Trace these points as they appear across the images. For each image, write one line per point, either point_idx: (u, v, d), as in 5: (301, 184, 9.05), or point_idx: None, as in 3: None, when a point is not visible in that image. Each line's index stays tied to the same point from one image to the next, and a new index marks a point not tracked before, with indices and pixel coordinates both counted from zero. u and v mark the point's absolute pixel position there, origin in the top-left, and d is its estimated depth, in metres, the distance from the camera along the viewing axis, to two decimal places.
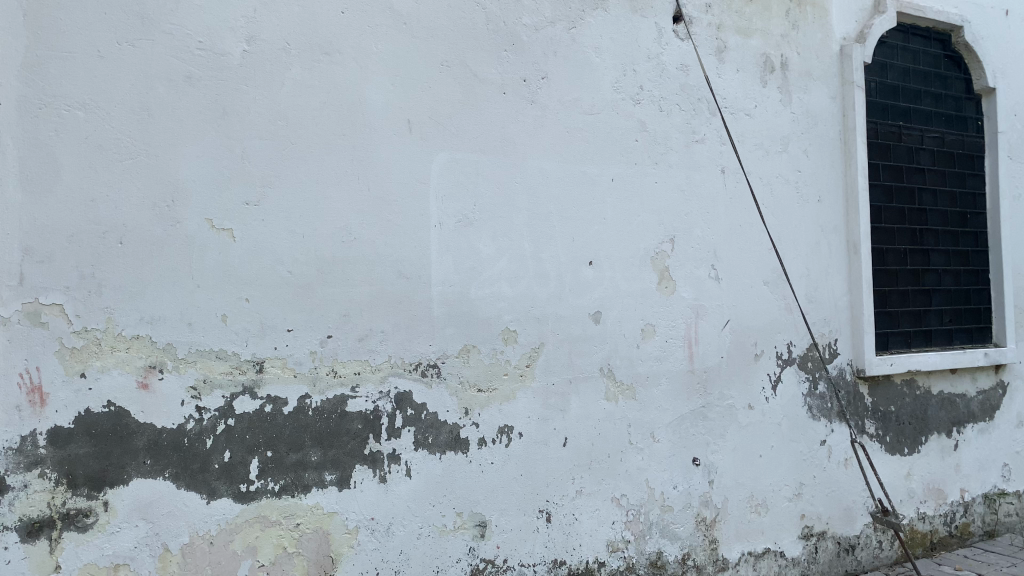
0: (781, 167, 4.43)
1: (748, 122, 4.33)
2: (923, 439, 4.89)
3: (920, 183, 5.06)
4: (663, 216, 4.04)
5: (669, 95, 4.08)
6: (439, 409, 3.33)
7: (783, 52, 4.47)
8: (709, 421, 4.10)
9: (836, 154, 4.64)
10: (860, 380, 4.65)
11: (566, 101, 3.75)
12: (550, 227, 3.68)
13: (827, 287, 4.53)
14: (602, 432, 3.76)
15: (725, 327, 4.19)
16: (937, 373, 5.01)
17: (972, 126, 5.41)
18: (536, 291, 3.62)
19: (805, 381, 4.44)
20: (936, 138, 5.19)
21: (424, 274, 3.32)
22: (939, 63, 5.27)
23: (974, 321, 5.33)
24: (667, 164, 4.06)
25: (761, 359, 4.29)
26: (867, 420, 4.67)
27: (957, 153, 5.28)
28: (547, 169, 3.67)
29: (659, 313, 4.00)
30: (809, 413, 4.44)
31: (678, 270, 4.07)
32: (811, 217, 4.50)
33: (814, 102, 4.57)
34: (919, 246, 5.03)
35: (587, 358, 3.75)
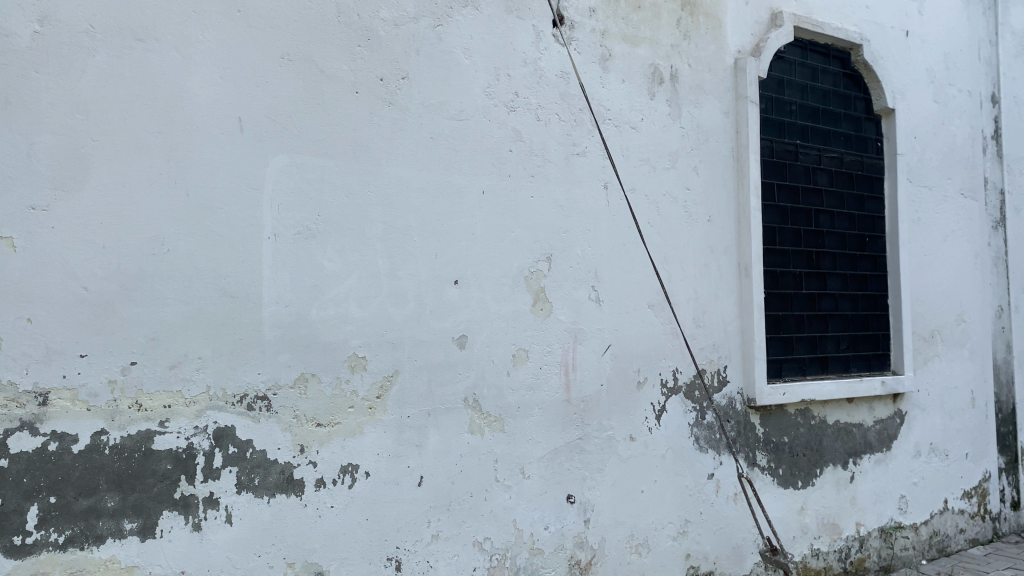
0: (668, 184, 4.22)
1: (633, 135, 4.09)
2: (817, 472, 4.69)
3: (817, 205, 4.89)
4: (539, 233, 3.72)
5: (549, 102, 3.79)
6: (268, 446, 2.96)
7: (673, 63, 4.26)
8: (586, 455, 3.80)
9: (726, 173, 4.45)
10: (751, 410, 4.44)
11: (430, 104, 3.42)
12: (410, 241, 3.32)
13: (715, 310, 4.33)
14: (464, 468, 3.41)
15: (606, 352, 3.91)
16: (833, 402, 4.82)
17: (872, 147, 5.28)
18: (391, 312, 3.25)
19: (691, 411, 4.20)
20: (835, 158, 5.04)
21: (253, 292, 2.95)
22: (839, 82, 5.14)
23: (872, 348, 5.17)
24: (544, 177, 3.76)
25: (644, 388, 4.03)
26: (758, 452, 4.44)
27: (856, 175, 5.15)
28: (407, 177, 3.32)
29: (533, 337, 3.67)
30: (695, 444, 4.20)
31: (555, 291, 3.75)
32: (699, 237, 4.31)
33: (705, 117, 4.38)
34: (815, 270, 4.86)
35: (448, 388, 3.39)
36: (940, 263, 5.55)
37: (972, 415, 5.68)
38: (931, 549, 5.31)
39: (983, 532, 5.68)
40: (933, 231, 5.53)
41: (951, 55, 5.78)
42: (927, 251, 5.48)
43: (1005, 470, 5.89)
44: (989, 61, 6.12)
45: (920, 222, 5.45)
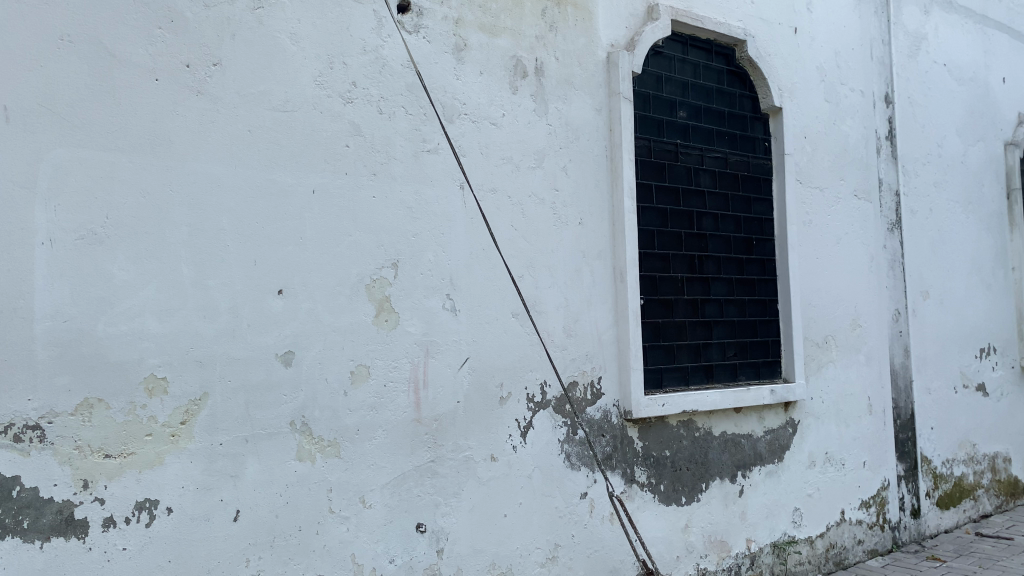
0: (534, 184, 3.92)
1: (494, 132, 3.79)
2: (702, 487, 4.48)
3: (699, 207, 4.73)
4: (383, 237, 3.38)
5: (393, 95, 3.47)
6: (41, 483, 2.59)
7: (538, 55, 3.98)
8: (439, 479, 3.48)
9: (599, 173, 4.21)
10: (629, 423, 4.19)
11: (247, 93, 3.09)
12: (222, 247, 2.98)
13: (588, 318, 4.09)
14: (290, 500, 3.08)
15: (463, 367, 3.58)
16: (719, 413, 4.62)
17: (759, 148, 5.11)
18: (198, 327, 2.91)
19: (562, 426, 3.92)
20: (718, 159, 4.87)
21: (21, 306, 2.59)
22: (723, 79, 4.95)
23: (762, 355, 4.99)
24: (389, 176, 3.42)
25: (508, 403, 3.72)
26: (637, 467, 4.20)
27: (741, 176, 4.98)
28: (218, 174, 3.00)
29: (376, 352, 3.33)
30: (567, 462, 3.92)
31: (402, 300, 3.42)
32: (570, 241, 4.04)
33: (575, 114, 4.11)
34: (697, 275, 4.70)
35: (271, 410, 3.06)
36: (833, 266, 5.39)
37: (869, 422, 5.53)
38: (827, 562, 5.12)
39: (882, 543, 5.53)
40: (825, 234, 5.37)
41: (842, 54, 5.65)
42: (819, 254, 5.32)
43: (904, 477, 5.75)
44: (883, 61, 6.01)
45: (811, 225, 5.29)
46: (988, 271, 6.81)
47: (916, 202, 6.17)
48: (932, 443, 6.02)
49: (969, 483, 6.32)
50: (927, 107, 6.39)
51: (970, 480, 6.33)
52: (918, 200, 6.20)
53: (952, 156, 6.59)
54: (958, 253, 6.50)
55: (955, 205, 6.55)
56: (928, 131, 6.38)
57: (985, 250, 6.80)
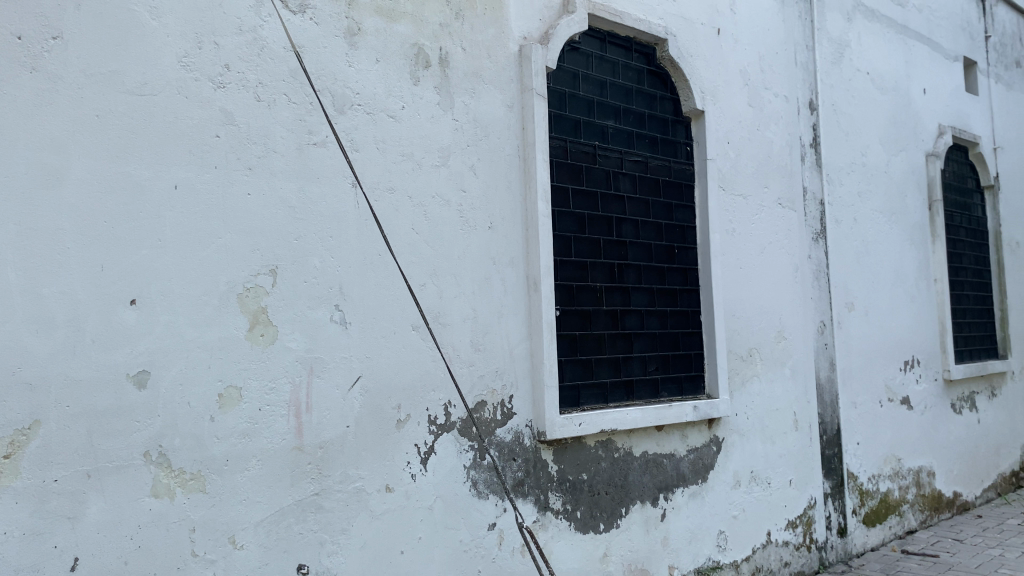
0: (438, 184, 3.56)
1: (392, 125, 3.43)
2: (622, 511, 4.18)
3: (618, 213, 4.46)
4: (259, 240, 3.00)
5: (273, 80, 3.09)
6: None
7: (442, 44, 3.65)
8: (325, 513, 3.09)
9: (511, 173, 3.87)
10: (543, 445, 3.86)
11: (95, 73, 2.67)
12: (59, 249, 2.56)
13: (499, 331, 3.73)
14: (143, 543, 2.65)
15: (354, 386, 3.20)
16: (640, 432, 4.33)
17: (681, 152, 4.89)
18: (28, 343, 2.49)
19: (468, 451, 3.56)
20: (638, 162, 4.61)
21: None
22: (643, 79, 4.70)
23: (685, 369, 4.75)
24: (268, 171, 3.04)
25: (406, 426, 3.35)
26: (552, 493, 3.87)
27: (662, 181, 4.73)
28: (57, 165, 2.57)
29: (250, 371, 2.93)
30: (473, 490, 3.56)
31: (281, 312, 3.03)
32: (479, 247, 3.69)
33: (484, 109, 3.78)
34: (617, 284, 4.41)
35: (120, 439, 2.64)
36: (757, 276, 5.20)
37: (795, 438, 5.33)
38: None
39: (809, 563, 5.32)
40: (749, 242, 5.18)
41: (766, 58, 5.48)
42: (742, 264, 5.11)
43: (830, 495, 5.57)
44: (807, 67, 5.86)
45: (734, 233, 5.09)
46: (912, 282, 6.74)
47: (841, 211, 6.05)
48: (857, 459, 5.87)
49: (895, 499, 6.19)
50: (850, 115, 6.28)
51: (895, 496, 6.20)
52: (843, 209, 6.07)
53: (875, 166, 6.50)
54: (882, 264, 6.40)
55: (879, 215, 6.45)
56: (852, 139, 6.27)
57: (908, 261, 6.73)
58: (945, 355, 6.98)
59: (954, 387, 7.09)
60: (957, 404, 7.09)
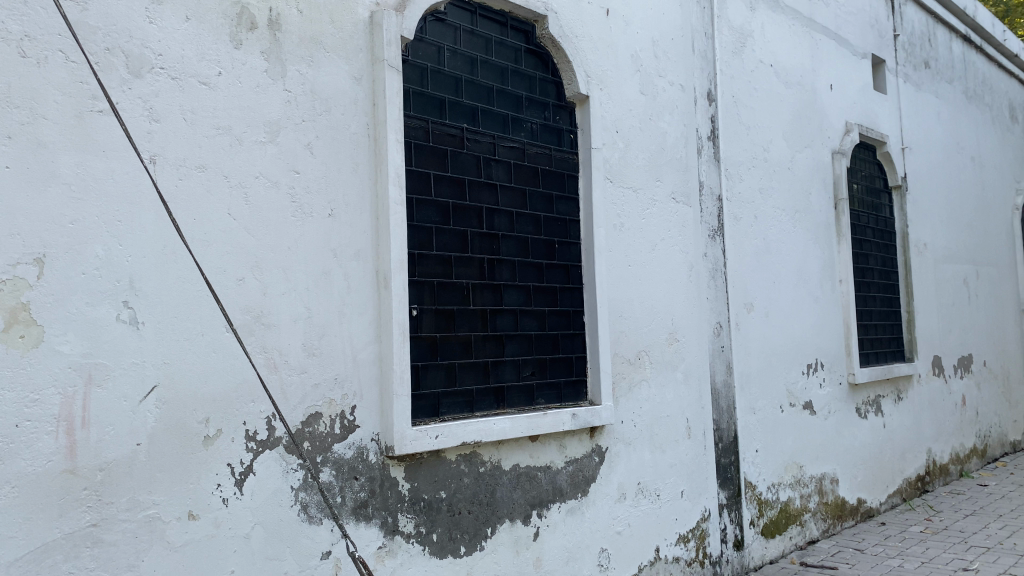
0: (264, 164, 3.11)
1: (204, 94, 2.97)
2: (487, 532, 3.78)
3: (490, 203, 4.04)
4: (21, 224, 2.50)
5: (46, 33, 2.60)
6: None
7: (273, 5, 3.20)
8: (105, 548, 2.61)
9: (358, 154, 3.42)
10: (393, 461, 3.42)
11: None
12: None
13: (339, 333, 3.29)
14: None
15: (148, 397, 2.73)
16: (511, 443, 3.93)
17: (564, 140, 4.51)
18: None
19: (297, 470, 3.11)
20: (514, 149, 4.21)
21: None
22: (521, 58, 4.30)
23: (564, 374, 4.38)
24: (35, 141, 2.55)
25: (216, 443, 2.89)
26: (402, 515, 3.44)
27: (542, 170, 4.35)
28: None
29: (3, 379, 2.44)
30: (303, 515, 3.12)
31: (50, 310, 2.54)
32: (316, 237, 3.24)
33: (324, 81, 3.33)
34: (488, 281, 3.99)
35: None
36: (646, 274, 4.89)
37: (687, 447, 5.02)
38: None
39: None
40: (638, 238, 4.85)
41: (659, 44, 5.16)
42: (630, 261, 4.79)
43: (726, 506, 5.28)
44: (705, 55, 5.57)
45: (622, 227, 4.76)
46: (815, 282, 6.53)
47: (741, 208, 5.78)
48: (756, 467, 5.59)
49: (796, 508, 5.94)
50: (753, 108, 6.02)
51: (796, 505, 5.95)
52: (743, 206, 5.81)
53: (778, 162, 6.26)
54: (784, 264, 6.16)
55: (781, 212, 6.22)
56: (753, 133, 6.00)
57: (811, 262, 6.52)
58: (850, 358, 6.79)
59: (859, 391, 6.91)
60: (861, 408, 6.92)
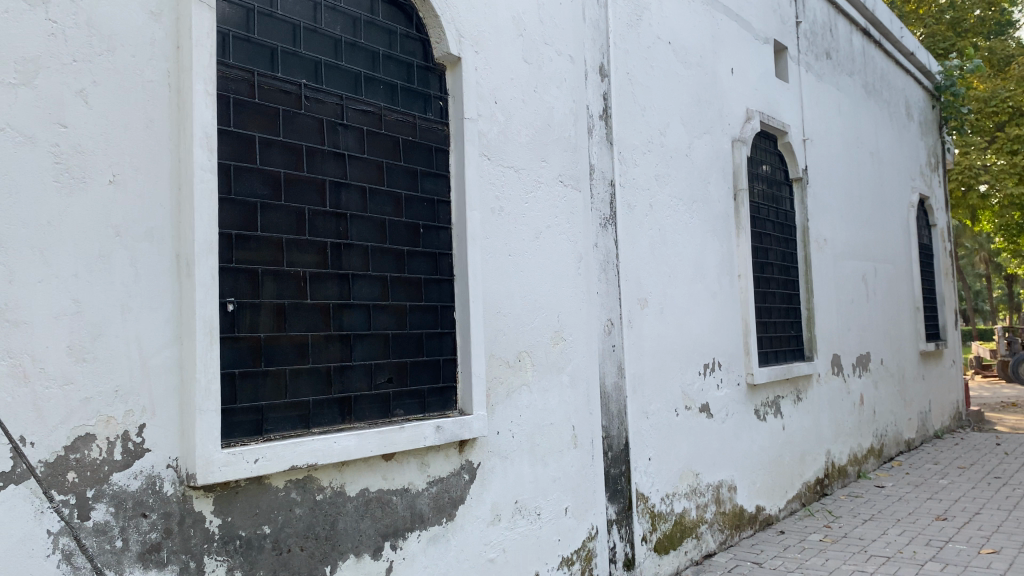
0: (14, 113, 2.39)
1: None
2: (325, 572, 3.13)
3: (337, 176, 3.36)
4: None
5: None
6: None
7: None
8: None
9: (154, 108, 2.73)
10: (198, 492, 2.75)
11: None
12: None
13: (123, 332, 2.60)
14: None
15: None
16: (357, 463, 3.29)
17: (432, 107, 3.87)
18: None
19: (57, 510, 2.40)
20: (369, 113, 3.55)
21: None
22: (377, 9, 3.65)
23: (431, 380, 3.73)
24: None
25: None
26: (211, 558, 2.77)
27: (403, 140, 3.69)
28: None
29: None
30: (66, 566, 2.40)
31: None
32: (91, 209, 2.55)
33: (107, 12, 2.63)
34: (334, 269, 3.31)
35: None
36: (528, 267, 4.29)
37: (573, 459, 4.49)
38: None
39: None
40: (521, 224, 4.26)
41: (545, 7, 4.59)
42: (511, 250, 4.18)
43: (616, 522, 4.77)
44: (598, 25, 5.05)
45: (501, 211, 4.13)
46: (712, 277, 6.12)
47: (634, 195, 5.30)
48: (649, 477, 5.12)
49: (691, 520, 5.50)
50: (649, 87, 5.54)
51: (692, 516, 5.51)
52: (637, 193, 5.33)
53: (675, 147, 5.82)
54: (679, 256, 5.73)
55: (677, 201, 5.78)
56: (649, 114, 5.53)
57: (709, 255, 6.12)
58: (748, 358, 6.43)
59: (758, 392, 6.55)
60: (760, 410, 6.56)
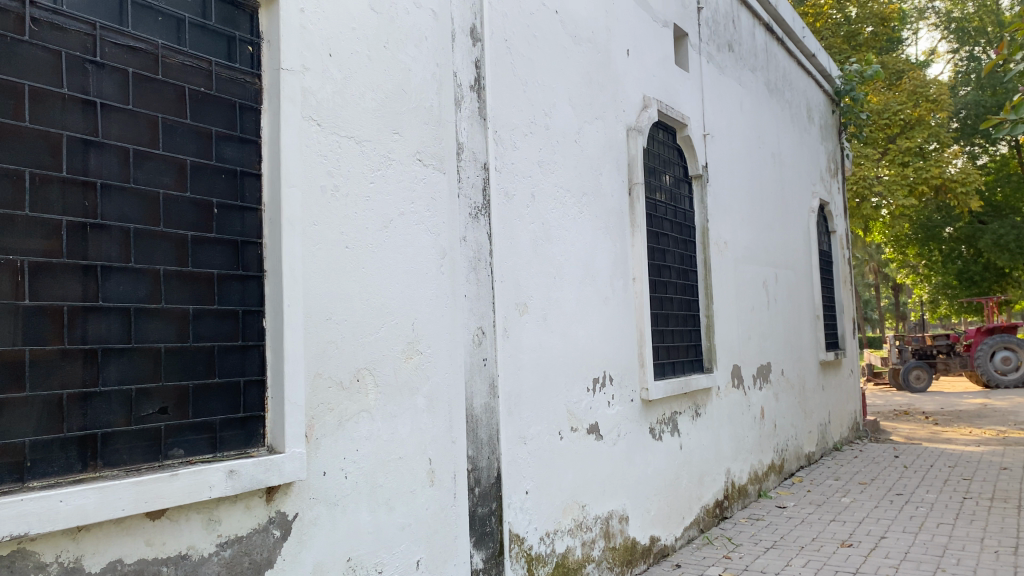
0: None
1: None
2: None
3: (83, 131, 2.44)
4: None
5: None
6: None
7: None
8: None
9: None
10: None
11: None
12: None
13: None
14: None
15: None
16: (103, 527, 2.36)
17: (237, 53, 3.00)
18: None
19: None
20: (138, 51, 2.64)
21: None
22: None
23: (226, 408, 2.85)
24: None
25: None
26: None
27: (191, 92, 2.80)
28: None
29: None
30: None
31: None
32: None
33: None
34: (76, 258, 2.40)
35: None
36: (372, 264, 3.42)
37: (430, 500, 3.65)
38: None
39: None
40: (364, 211, 3.40)
41: None
42: (350, 241, 3.31)
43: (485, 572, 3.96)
44: None
45: (335, 192, 3.26)
46: (604, 280, 5.42)
47: (512, 182, 4.50)
48: (526, 515, 4.33)
49: (575, 561, 4.75)
50: (532, 60, 4.77)
51: (576, 555, 4.76)
52: (515, 180, 4.54)
53: (563, 131, 5.09)
54: (565, 256, 4.99)
55: (564, 192, 5.05)
56: (532, 91, 4.76)
57: (599, 255, 5.41)
58: (643, 370, 5.76)
59: (653, 409, 5.89)
60: (655, 428, 5.89)
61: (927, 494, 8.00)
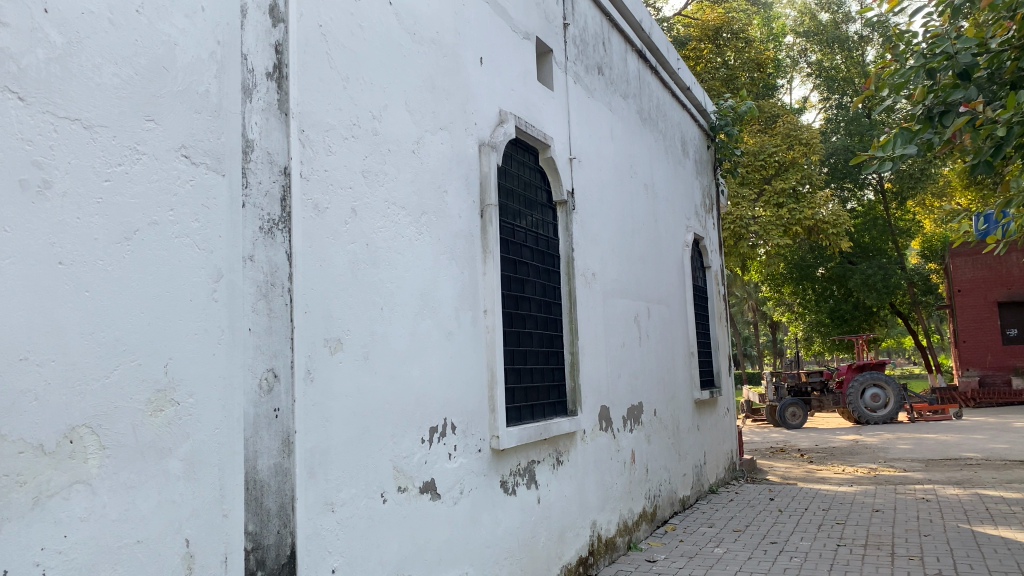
0: None
1: None
2: None
3: None
4: None
5: None
6: None
7: None
8: None
9: None
10: None
11: None
12: None
13: None
14: None
15: None
16: None
17: None
18: None
19: None
20: None
21: None
22: None
23: None
24: None
25: None
26: None
27: None
28: None
29: None
30: None
31: None
32: None
33: None
34: None
35: None
36: (103, 287, 2.61)
37: None
38: None
39: None
40: (93, 217, 2.60)
41: None
42: (66, 255, 2.50)
43: None
44: None
45: (43, 190, 2.45)
46: (446, 312, 4.73)
47: (326, 195, 3.75)
48: None
49: None
50: (356, 53, 4.08)
51: None
52: (329, 193, 3.79)
53: (397, 139, 4.40)
54: (396, 284, 4.27)
55: (397, 210, 4.35)
56: (355, 89, 4.05)
57: (441, 283, 4.72)
58: (493, 415, 5.07)
59: (505, 459, 5.20)
60: (507, 481, 5.20)
61: (801, 541, 7.62)
